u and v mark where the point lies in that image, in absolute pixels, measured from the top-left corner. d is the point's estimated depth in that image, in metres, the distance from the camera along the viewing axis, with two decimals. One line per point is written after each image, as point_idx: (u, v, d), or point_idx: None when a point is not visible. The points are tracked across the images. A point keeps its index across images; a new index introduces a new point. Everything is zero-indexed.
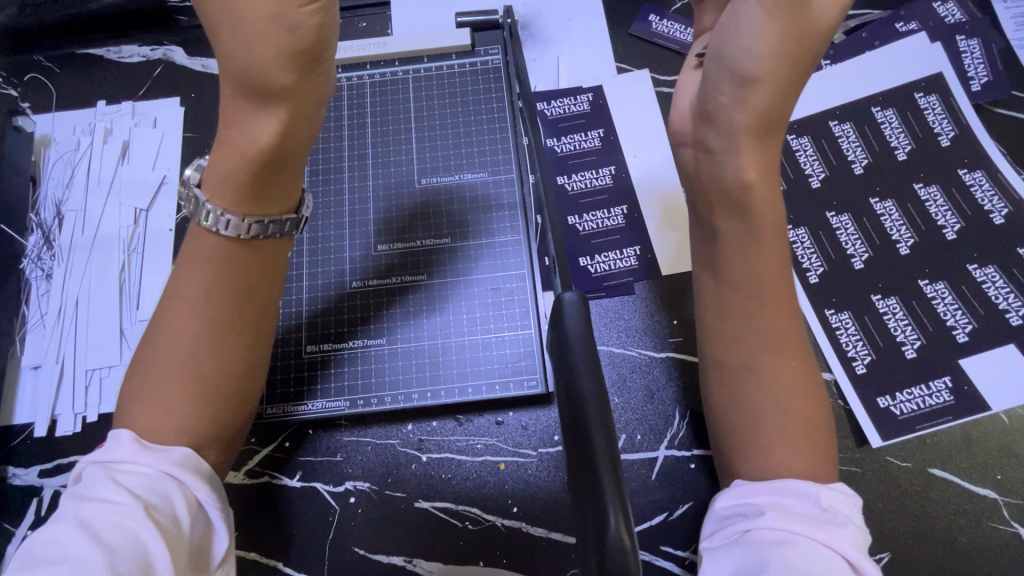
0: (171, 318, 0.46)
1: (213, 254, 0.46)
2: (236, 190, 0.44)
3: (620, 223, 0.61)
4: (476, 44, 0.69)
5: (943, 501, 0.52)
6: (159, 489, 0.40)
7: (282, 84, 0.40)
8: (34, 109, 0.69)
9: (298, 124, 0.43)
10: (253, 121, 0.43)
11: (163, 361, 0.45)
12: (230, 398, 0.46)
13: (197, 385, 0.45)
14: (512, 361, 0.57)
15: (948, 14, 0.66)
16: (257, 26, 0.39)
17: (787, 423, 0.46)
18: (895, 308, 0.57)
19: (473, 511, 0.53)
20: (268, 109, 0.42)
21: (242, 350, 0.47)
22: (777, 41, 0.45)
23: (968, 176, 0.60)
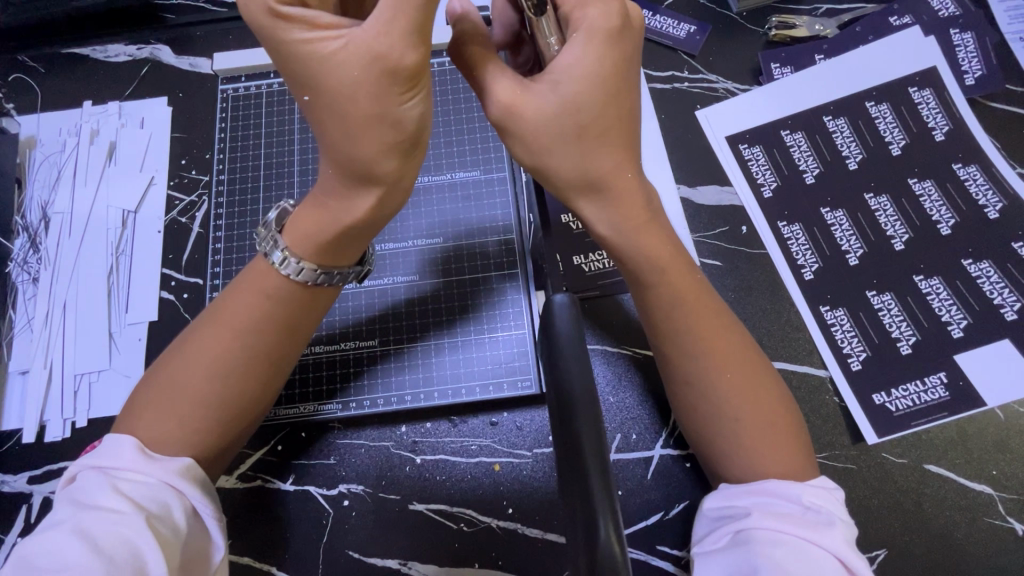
0: (208, 330, 0.45)
1: (268, 287, 0.45)
2: (310, 246, 0.44)
3: None
4: None
5: (938, 497, 0.52)
6: (158, 497, 0.40)
7: (385, 172, 0.38)
8: (18, 109, 0.68)
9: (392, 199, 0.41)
10: (342, 198, 0.41)
11: (189, 373, 0.44)
12: (243, 418, 0.45)
13: (215, 403, 0.44)
14: (506, 362, 0.57)
15: (942, 7, 0.65)
16: (360, 121, 0.35)
17: (761, 431, 0.45)
18: (890, 304, 0.56)
19: (467, 513, 0.53)
20: (365, 192, 0.40)
21: (267, 376, 0.46)
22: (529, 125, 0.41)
23: (962, 170, 0.60)
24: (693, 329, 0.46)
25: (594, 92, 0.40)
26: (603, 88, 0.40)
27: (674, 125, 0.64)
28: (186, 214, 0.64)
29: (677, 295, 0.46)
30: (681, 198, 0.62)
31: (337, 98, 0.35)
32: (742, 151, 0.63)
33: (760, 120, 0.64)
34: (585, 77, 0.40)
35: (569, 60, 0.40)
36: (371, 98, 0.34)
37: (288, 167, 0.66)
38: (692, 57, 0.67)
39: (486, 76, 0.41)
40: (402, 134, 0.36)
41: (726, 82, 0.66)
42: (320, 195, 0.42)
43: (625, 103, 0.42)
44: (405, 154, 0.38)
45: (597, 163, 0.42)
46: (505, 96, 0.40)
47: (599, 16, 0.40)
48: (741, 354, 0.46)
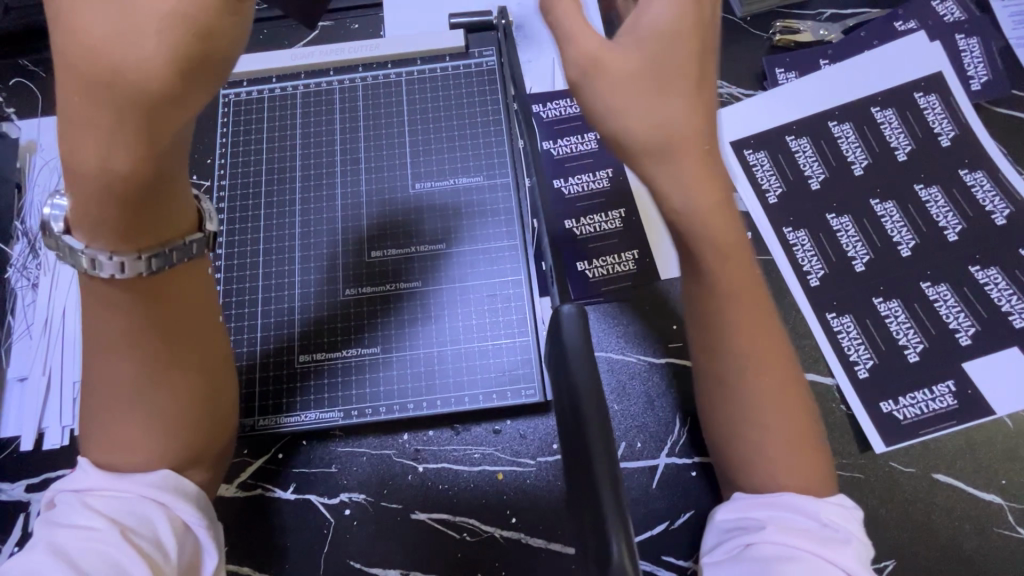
0: (104, 364, 0.41)
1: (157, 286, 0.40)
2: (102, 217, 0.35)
3: (618, 226, 0.60)
4: (470, 45, 0.68)
5: (946, 506, 0.51)
6: (140, 514, 0.39)
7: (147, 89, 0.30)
8: (19, 114, 0.68)
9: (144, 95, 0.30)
10: (95, 125, 0.31)
11: (116, 403, 0.42)
12: (201, 424, 0.45)
13: (156, 420, 0.42)
14: (510, 369, 0.56)
15: (947, 12, 0.65)
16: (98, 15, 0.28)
17: (786, 432, 0.44)
18: (897, 311, 0.56)
19: (470, 522, 0.52)
20: (134, 120, 0.31)
21: (195, 376, 0.44)
22: (632, 70, 0.41)
23: (969, 176, 0.60)
24: (737, 312, 0.45)
25: (672, 50, 0.41)
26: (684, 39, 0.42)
27: None
28: None
29: (726, 285, 0.45)
30: None
31: None
32: (748, 156, 0.62)
33: (765, 125, 0.63)
34: (668, 33, 0.41)
35: (656, 15, 0.42)
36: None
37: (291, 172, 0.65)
38: None
39: (576, 27, 0.42)
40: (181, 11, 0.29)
41: (730, 87, 0.65)
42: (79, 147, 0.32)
43: (703, 62, 0.42)
44: (186, 67, 0.30)
45: (672, 117, 0.41)
46: (591, 46, 0.42)
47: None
48: (778, 344, 0.45)
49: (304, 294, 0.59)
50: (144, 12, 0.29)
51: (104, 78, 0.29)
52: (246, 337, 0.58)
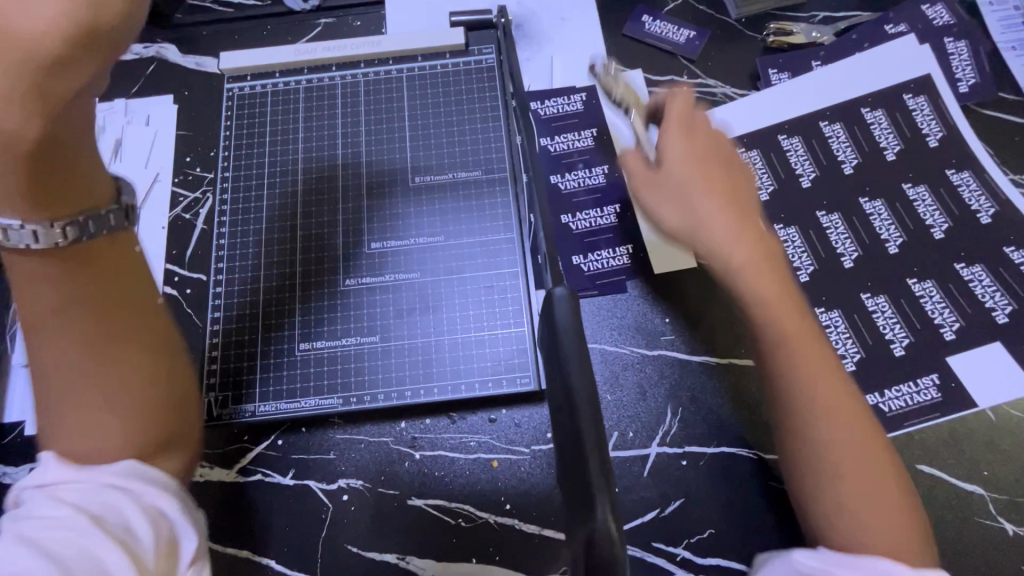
0: (47, 352, 0.41)
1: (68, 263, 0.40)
2: (21, 182, 0.37)
3: (613, 222, 0.62)
4: (470, 43, 0.69)
5: (930, 496, 0.52)
6: (105, 500, 0.39)
7: (40, 52, 0.32)
8: None
9: (30, 48, 0.32)
10: None
11: (68, 394, 0.41)
12: (162, 407, 0.44)
13: (110, 405, 0.42)
14: (505, 359, 0.57)
15: (936, 16, 0.66)
16: None
17: (867, 469, 0.46)
18: (884, 306, 0.57)
19: (465, 508, 0.54)
20: (30, 79, 0.33)
21: (145, 356, 0.43)
22: (682, 183, 0.54)
23: (956, 176, 0.61)
24: (801, 362, 0.48)
25: (697, 167, 0.55)
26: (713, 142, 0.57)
27: None
28: (189, 211, 0.65)
29: (790, 346, 0.48)
30: None
31: None
32: (741, 154, 0.64)
33: (759, 124, 0.65)
34: (690, 159, 0.55)
35: (676, 147, 0.56)
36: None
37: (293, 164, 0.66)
38: (691, 62, 0.68)
39: (634, 167, 0.57)
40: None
41: (724, 87, 0.67)
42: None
43: (726, 173, 0.56)
44: (78, 34, 0.32)
45: (714, 214, 0.53)
46: (646, 177, 0.56)
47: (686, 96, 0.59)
48: (850, 401, 0.47)
49: (303, 284, 0.60)
50: None
51: (5, 42, 0.32)
52: (247, 326, 0.59)
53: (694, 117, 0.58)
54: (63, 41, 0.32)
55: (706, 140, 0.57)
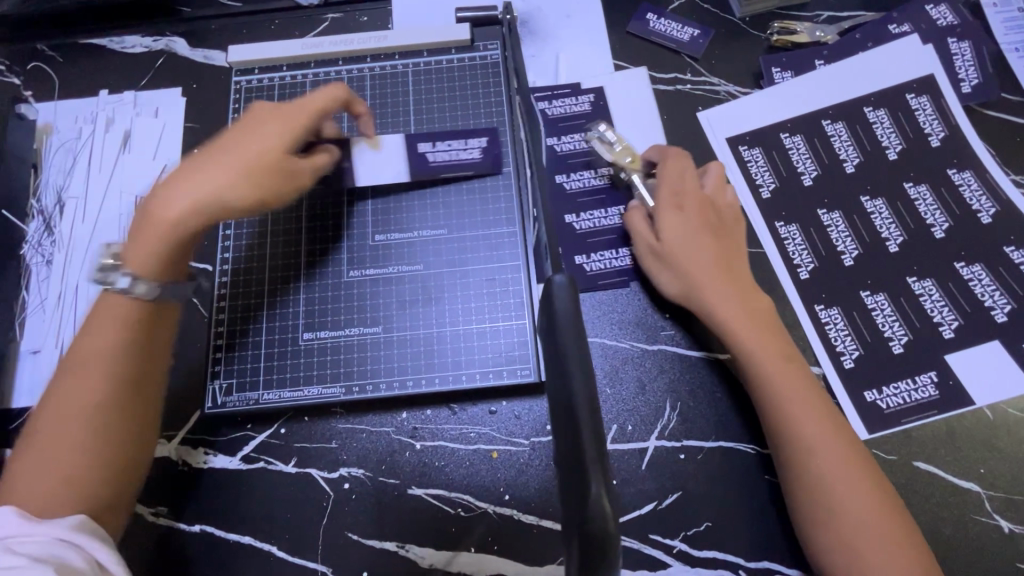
0: (69, 391, 0.46)
1: (115, 323, 0.47)
2: (150, 254, 0.47)
3: (616, 223, 0.62)
4: (476, 39, 0.69)
5: (926, 492, 0.53)
6: (53, 553, 0.40)
7: (235, 208, 0.49)
8: (36, 97, 0.70)
9: (232, 207, 0.49)
10: (193, 206, 0.48)
11: (58, 434, 0.45)
12: (127, 472, 0.47)
13: (87, 458, 0.45)
14: (506, 351, 0.58)
15: (940, 17, 0.67)
16: (247, 166, 0.49)
17: (875, 515, 0.47)
18: (883, 304, 0.58)
19: (464, 498, 0.54)
20: (218, 212, 0.48)
21: (138, 427, 0.48)
22: (683, 245, 0.57)
23: (957, 176, 0.61)
24: (812, 420, 0.50)
25: (697, 228, 0.57)
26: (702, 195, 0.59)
27: (675, 126, 0.66)
28: None
29: (788, 402, 0.51)
30: None
31: (266, 121, 0.52)
32: (743, 152, 0.64)
33: (761, 122, 0.65)
34: (690, 223, 0.57)
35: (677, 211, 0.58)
36: (277, 124, 0.52)
37: None
38: (695, 60, 0.68)
39: (640, 237, 0.59)
40: (290, 176, 0.51)
41: (728, 85, 0.67)
42: (173, 203, 0.48)
43: (724, 237, 0.58)
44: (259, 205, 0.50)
45: (714, 280, 0.55)
46: (648, 240, 0.58)
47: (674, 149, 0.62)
48: (855, 449, 0.50)
49: (307, 275, 0.61)
50: (273, 175, 0.50)
51: (219, 194, 0.48)
52: (252, 314, 0.59)
53: (685, 168, 0.60)
54: (252, 207, 0.50)
55: (693, 184, 0.59)
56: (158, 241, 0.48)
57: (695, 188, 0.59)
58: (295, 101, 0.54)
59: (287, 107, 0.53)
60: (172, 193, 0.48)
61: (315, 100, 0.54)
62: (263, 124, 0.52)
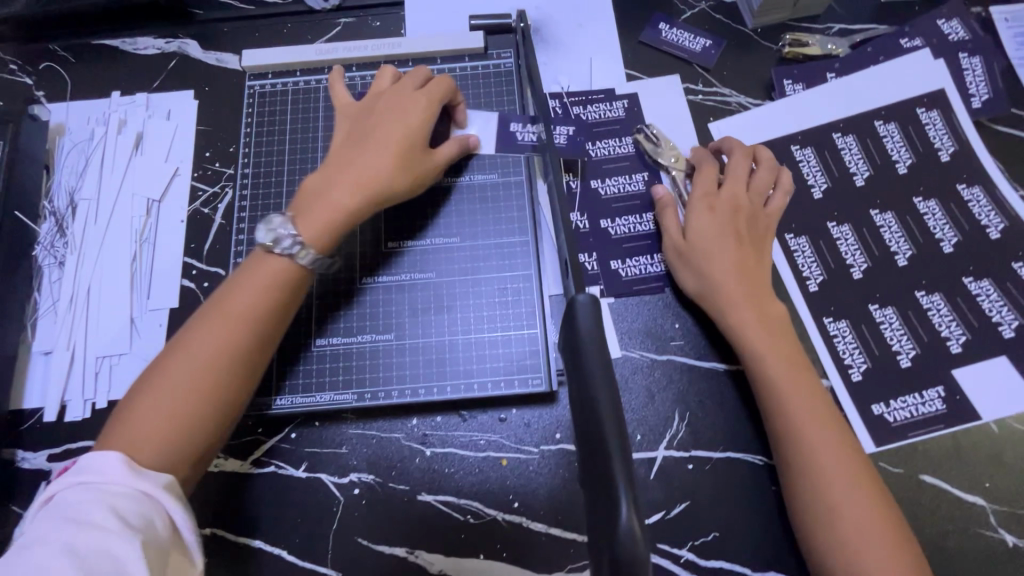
0: (195, 339, 0.49)
1: (266, 282, 0.51)
2: (322, 229, 0.53)
3: (652, 229, 0.63)
4: (489, 47, 0.70)
5: (931, 505, 0.53)
6: (142, 513, 0.43)
7: (399, 192, 0.56)
8: (48, 97, 0.70)
9: (396, 192, 0.56)
10: (367, 190, 0.55)
11: (174, 378, 0.48)
12: (218, 428, 0.49)
13: (189, 406, 0.47)
14: (518, 360, 0.58)
15: (952, 32, 0.67)
16: (402, 155, 0.56)
17: (882, 535, 0.47)
18: (892, 317, 0.58)
19: (474, 505, 0.55)
20: (385, 196, 0.56)
21: (241, 388, 0.50)
22: (713, 246, 0.57)
23: (966, 191, 0.62)
24: (823, 433, 0.50)
25: (727, 229, 0.58)
26: (743, 187, 0.60)
27: (686, 137, 0.66)
28: (208, 205, 0.66)
29: (801, 414, 0.51)
30: None
31: (410, 108, 0.59)
32: None
33: (772, 135, 0.66)
34: (717, 225, 0.58)
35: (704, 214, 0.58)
36: (418, 119, 0.58)
37: (311, 162, 0.66)
38: (706, 71, 0.69)
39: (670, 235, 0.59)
40: (429, 168, 0.58)
41: (739, 96, 0.68)
42: (350, 187, 0.55)
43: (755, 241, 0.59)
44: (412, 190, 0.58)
45: (737, 285, 0.56)
46: (676, 241, 0.59)
47: (735, 143, 0.63)
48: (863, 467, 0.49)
49: (318, 279, 0.60)
50: (419, 165, 0.58)
51: (387, 182, 0.56)
52: None
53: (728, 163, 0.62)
54: (408, 191, 0.57)
55: (737, 177, 0.60)
56: (336, 217, 0.54)
57: (736, 181, 0.60)
58: (420, 87, 0.61)
59: (421, 95, 0.59)
60: (346, 178, 0.55)
61: (444, 87, 0.60)
62: (404, 110, 0.58)
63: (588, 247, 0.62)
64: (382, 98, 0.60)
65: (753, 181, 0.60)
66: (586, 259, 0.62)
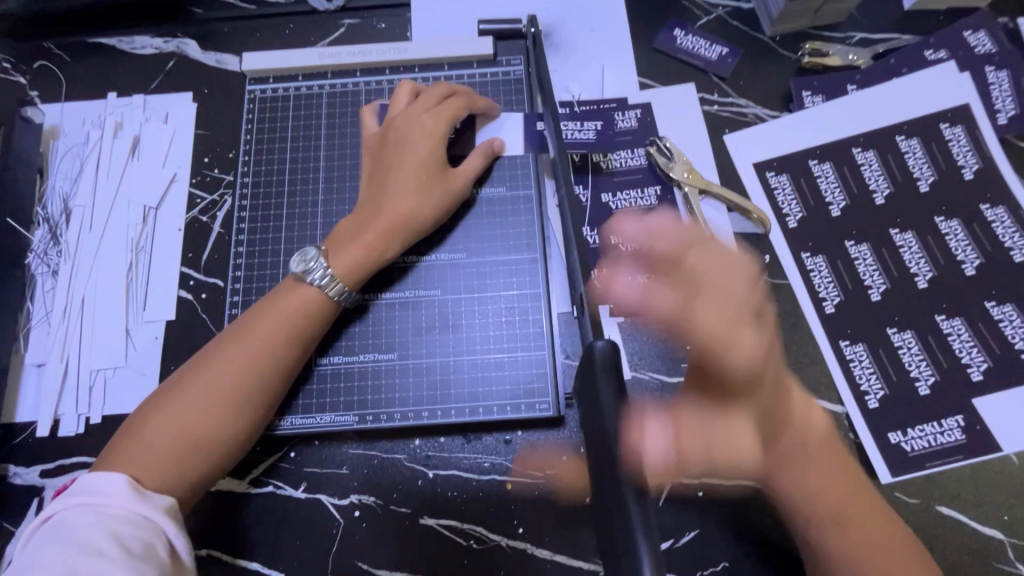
0: (213, 361, 0.50)
1: (293, 313, 0.52)
2: (353, 267, 0.54)
3: None
4: (498, 52, 0.67)
5: (949, 538, 0.52)
6: (143, 537, 0.42)
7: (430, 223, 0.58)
8: (42, 98, 0.68)
9: (427, 223, 0.57)
10: (399, 225, 0.56)
11: (189, 398, 0.48)
12: (226, 455, 0.49)
13: (198, 429, 0.48)
14: (524, 382, 0.56)
15: (978, 44, 0.65)
16: (428, 184, 0.57)
17: None
18: (911, 342, 0.56)
19: (477, 530, 0.53)
20: (417, 229, 0.57)
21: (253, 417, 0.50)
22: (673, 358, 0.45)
23: (990, 211, 0.59)
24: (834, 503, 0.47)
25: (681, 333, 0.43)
26: (739, 334, 0.39)
27: (700, 149, 0.64)
28: (206, 213, 0.64)
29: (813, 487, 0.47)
30: (733, 226, 0.61)
31: (426, 127, 0.58)
32: (770, 178, 0.63)
33: (789, 149, 0.63)
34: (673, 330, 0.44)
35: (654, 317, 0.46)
36: (433, 143, 0.58)
37: (313, 170, 0.64)
38: (722, 80, 0.66)
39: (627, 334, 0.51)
40: (455, 193, 0.59)
41: (756, 107, 0.65)
42: (381, 224, 0.55)
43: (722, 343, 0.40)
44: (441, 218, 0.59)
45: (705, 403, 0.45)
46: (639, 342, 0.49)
47: (713, 249, 0.41)
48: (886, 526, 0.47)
49: None
50: (443, 189, 0.58)
51: (417, 214, 0.56)
52: None
53: (704, 281, 0.40)
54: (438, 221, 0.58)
55: (722, 283, 0.40)
56: (369, 253, 0.55)
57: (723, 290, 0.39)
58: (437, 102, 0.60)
59: (438, 114, 0.59)
60: (377, 215, 0.56)
61: (457, 104, 0.60)
62: (421, 130, 0.58)
63: (598, 263, 0.60)
64: (394, 120, 0.59)
65: (743, 292, 0.39)
66: None
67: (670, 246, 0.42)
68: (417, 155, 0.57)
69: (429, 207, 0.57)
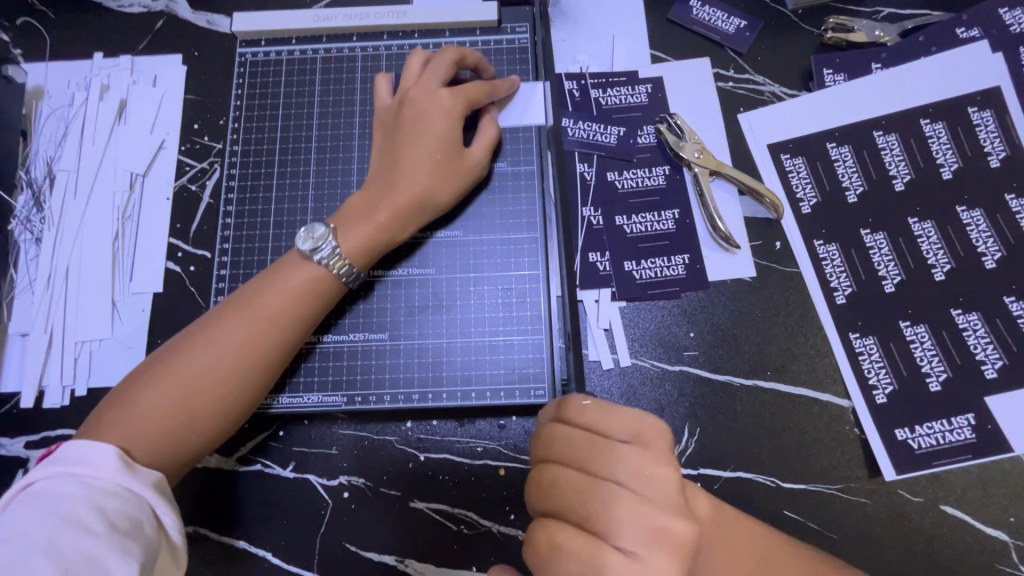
0: (211, 335, 0.48)
1: (299, 291, 0.50)
2: (361, 252, 0.52)
3: (670, 228, 0.58)
4: (503, 19, 0.64)
5: (951, 538, 0.50)
6: (128, 511, 0.39)
7: (440, 207, 0.55)
8: (25, 56, 0.65)
9: (437, 207, 0.55)
10: (409, 208, 0.53)
11: (182, 371, 0.46)
12: (214, 433, 0.47)
13: (189, 404, 0.46)
14: (519, 367, 0.55)
15: (1015, 22, 0.60)
16: (441, 165, 0.54)
17: None
18: (923, 336, 0.54)
19: (468, 515, 0.52)
20: (428, 212, 0.55)
21: (247, 396, 0.48)
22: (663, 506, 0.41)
23: (1015, 202, 0.56)
24: None
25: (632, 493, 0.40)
26: (659, 525, 0.38)
27: (711, 128, 0.61)
28: (195, 182, 0.61)
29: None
30: (743, 209, 0.59)
31: (439, 105, 0.54)
32: (784, 161, 0.60)
33: (807, 131, 0.60)
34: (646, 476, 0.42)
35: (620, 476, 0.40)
36: (450, 122, 0.54)
37: (306, 141, 0.61)
38: (738, 55, 0.63)
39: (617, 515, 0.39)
40: (467, 176, 0.56)
41: (773, 85, 0.62)
42: (389, 208, 0.53)
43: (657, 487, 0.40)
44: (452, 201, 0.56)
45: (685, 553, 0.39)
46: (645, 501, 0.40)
47: (625, 419, 0.42)
48: None
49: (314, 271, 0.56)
50: (455, 171, 0.55)
51: (428, 198, 0.54)
52: None
53: (617, 488, 0.39)
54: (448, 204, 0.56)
55: (637, 481, 0.40)
56: (376, 238, 0.53)
57: (641, 496, 0.39)
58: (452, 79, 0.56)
59: (454, 93, 0.55)
60: (387, 195, 0.53)
61: (475, 86, 0.56)
62: (434, 107, 0.54)
63: (600, 246, 0.58)
64: (408, 93, 0.56)
65: (656, 470, 0.40)
66: (597, 258, 0.58)
67: (591, 425, 0.42)
68: (430, 134, 0.54)
69: (444, 189, 0.54)
